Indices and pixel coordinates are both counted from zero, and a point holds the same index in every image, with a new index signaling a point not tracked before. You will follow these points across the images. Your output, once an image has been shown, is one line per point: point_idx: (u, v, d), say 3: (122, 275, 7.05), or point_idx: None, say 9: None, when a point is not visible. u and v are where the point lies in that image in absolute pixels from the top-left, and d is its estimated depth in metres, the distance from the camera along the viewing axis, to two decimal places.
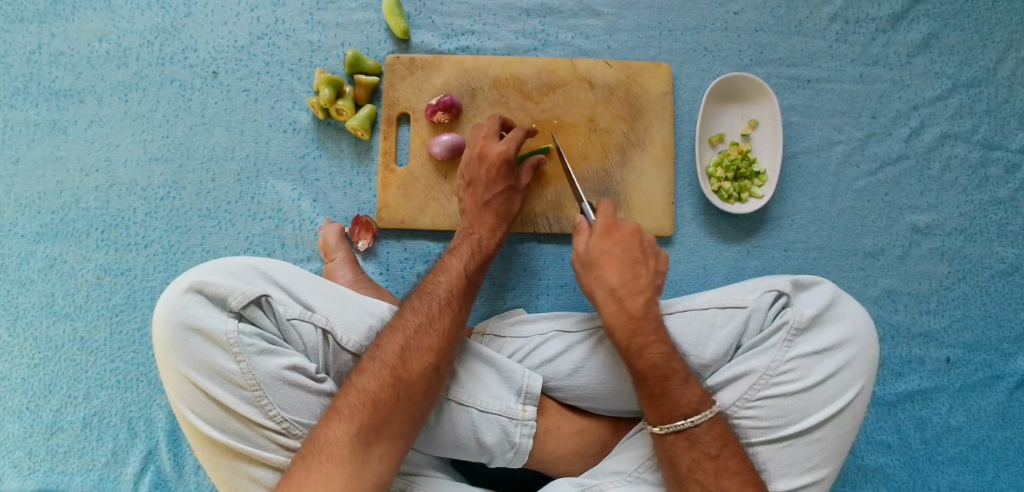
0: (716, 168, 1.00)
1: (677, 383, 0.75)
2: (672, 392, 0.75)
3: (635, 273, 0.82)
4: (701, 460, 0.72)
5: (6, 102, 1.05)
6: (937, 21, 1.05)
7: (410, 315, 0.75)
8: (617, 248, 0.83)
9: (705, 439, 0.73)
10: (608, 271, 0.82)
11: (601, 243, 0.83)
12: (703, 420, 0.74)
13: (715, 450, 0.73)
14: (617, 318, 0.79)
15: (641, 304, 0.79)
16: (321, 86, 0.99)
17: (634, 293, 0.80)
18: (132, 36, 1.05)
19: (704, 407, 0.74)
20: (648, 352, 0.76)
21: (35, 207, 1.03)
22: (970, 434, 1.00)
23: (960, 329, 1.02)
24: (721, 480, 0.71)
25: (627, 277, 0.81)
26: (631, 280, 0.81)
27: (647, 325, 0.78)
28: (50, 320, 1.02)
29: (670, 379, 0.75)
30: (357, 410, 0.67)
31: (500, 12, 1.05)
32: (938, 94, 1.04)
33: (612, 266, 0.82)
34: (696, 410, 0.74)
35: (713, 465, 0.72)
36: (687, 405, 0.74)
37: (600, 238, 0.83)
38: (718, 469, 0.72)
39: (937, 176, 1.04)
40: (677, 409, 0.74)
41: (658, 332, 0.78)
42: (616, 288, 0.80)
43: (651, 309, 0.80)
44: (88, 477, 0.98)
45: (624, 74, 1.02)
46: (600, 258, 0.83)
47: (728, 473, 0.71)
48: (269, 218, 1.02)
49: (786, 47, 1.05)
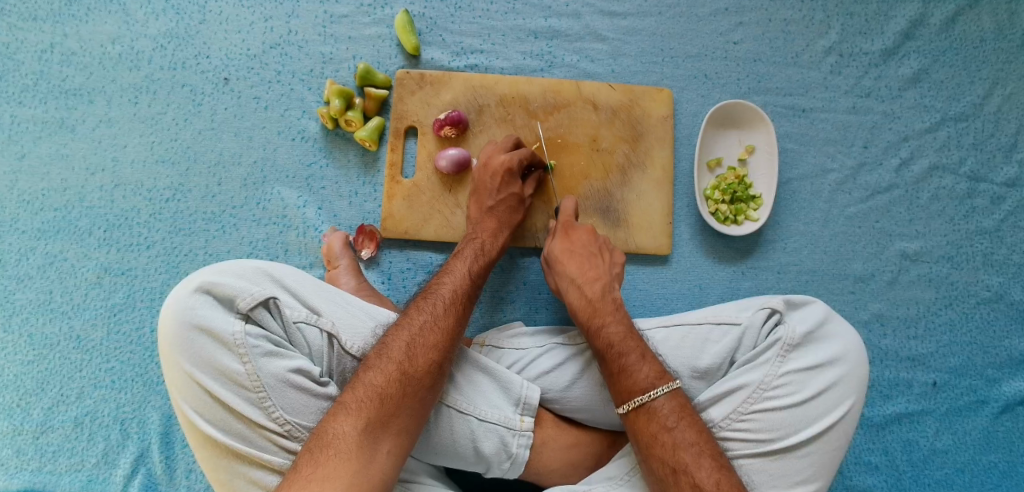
0: (713, 190, 1.03)
1: (634, 359, 0.80)
2: (629, 368, 0.79)
3: (593, 263, 0.91)
4: (659, 434, 0.75)
5: (16, 99, 1.06)
6: (927, 57, 1.10)
7: (415, 314, 0.79)
8: (578, 246, 0.92)
9: (663, 412, 0.76)
10: (569, 265, 0.90)
11: (563, 242, 0.92)
12: (662, 394, 0.76)
13: (671, 423, 0.75)
14: (578, 303, 0.87)
15: (598, 289, 0.88)
16: (331, 97, 1.01)
17: (591, 280, 0.89)
18: (145, 40, 1.07)
19: (665, 380, 0.78)
20: (606, 332, 0.83)
21: (38, 205, 1.04)
22: (954, 457, 1.02)
23: (947, 354, 1.05)
24: (678, 453, 0.73)
25: (585, 267, 0.90)
26: (588, 269, 0.90)
27: (604, 308, 0.86)
28: (48, 317, 1.02)
29: (627, 355, 0.80)
30: (365, 405, 0.70)
31: (509, 33, 1.08)
32: (928, 126, 1.08)
33: (572, 260, 0.91)
34: (655, 384, 0.77)
35: (670, 438, 0.74)
36: (643, 380, 0.78)
37: (561, 238, 0.93)
38: (674, 443, 0.74)
39: (926, 205, 1.07)
40: (636, 385, 0.78)
41: (615, 313, 0.85)
42: (575, 277, 0.89)
43: (609, 295, 0.88)
44: (76, 478, 0.98)
45: (628, 97, 1.05)
46: (563, 253, 0.91)
47: (685, 446, 0.73)
48: (273, 224, 1.03)
49: (783, 76, 1.09)
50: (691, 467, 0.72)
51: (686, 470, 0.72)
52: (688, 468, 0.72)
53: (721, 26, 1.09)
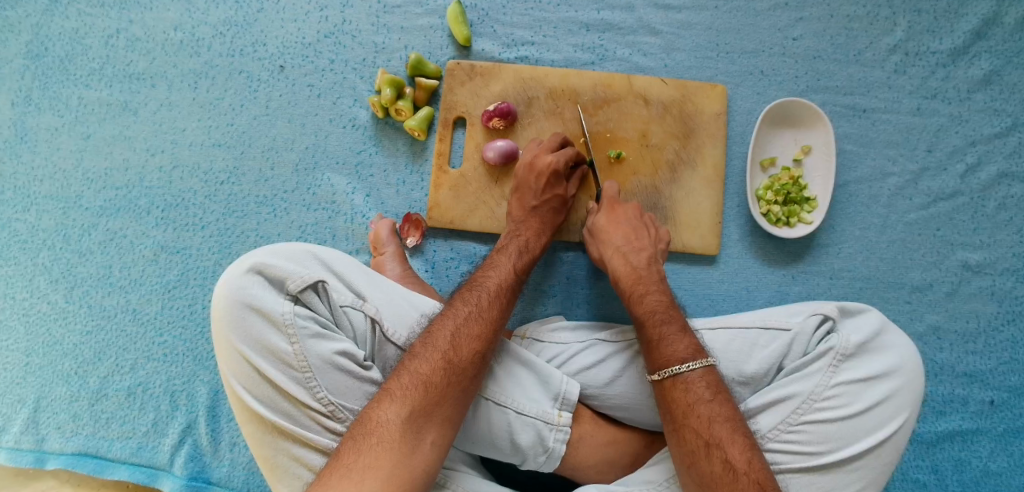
0: (766, 191, 1.00)
1: (675, 329, 0.80)
2: (668, 337, 0.79)
3: (638, 235, 0.92)
4: (696, 405, 0.73)
5: (83, 81, 1.11)
6: (1000, 58, 1.04)
7: (460, 305, 0.79)
8: (623, 219, 0.93)
9: (699, 384, 0.74)
10: (614, 235, 0.92)
11: (608, 215, 0.94)
12: (699, 366, 0.75)
13: (709, 395, 0.74)
14: (622, 271, 0.89)
15: (643, 259, 0.90)
16: (383, 86, 1.02)
17: (637, 251, 0.91)
18: (206, 27, 1.10)
19: (701, 355, 0.77)
20: (650, 297, 0.85)
21: (100, 183, 1.09)
22: (1010, 481, 0.98)
23: (1007, 372, 1.00)
24: (714, 426, 0.71)
25: (632, 238, 0.92)
26: (634, 241, 0.91)
27: (648, 276, 0.88)
28: (107, 290, 1.06)
29: (668, 323, 0.81)
30: (410, 393, 0.70)
31: (561, 25, 1.07)
32: (997, 131, 1.03)
33: (618, 231, 0.92)
34: (692, 357, 0.76)
35: (707, 411, 0.72)
36: (683, 350, 0.77)
37: (606, 212, 0.94)
38: (710, 415, 0.72)
39: (992, 214, 1.02)
40: (674, 354, 0.77)
41: (658, 283, 0.88)
42: (620, 246, 0.91)
43: (653, 266, 0.90)
44: (127, 444, 1.02)
45: (680, 92, 1.03)
46: (609, 225, 0.93)
47: (720, 420, 0.71)
48: (322, 210, 1.05)
49: (843, 75, 1.05)
50: (725, 442, 0.70)
51: (719, 444, 0.70)
52: (722, 442, 0.70)
53: (779, 21, 1.06)
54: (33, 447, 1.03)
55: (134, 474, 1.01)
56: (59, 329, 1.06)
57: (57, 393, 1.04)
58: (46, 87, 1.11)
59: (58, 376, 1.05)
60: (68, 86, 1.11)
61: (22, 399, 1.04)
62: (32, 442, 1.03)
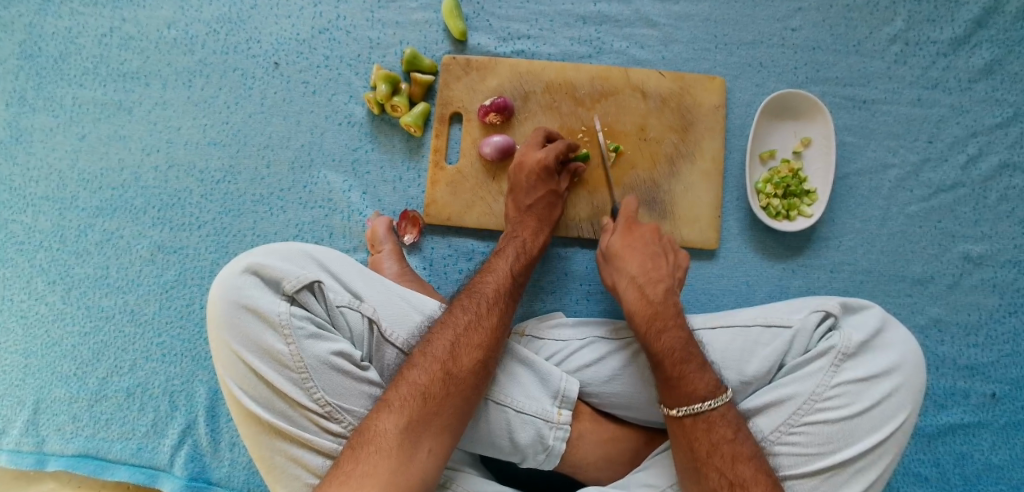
0: (765, 184, 1.00)
1: (694, 367, 0.77)
2: (689, 375, 0.76)
3: (656, 263, 0.86)
4: (719, 445, 0.73)
5: (77, 80, 1.10)
6: (1001, 47, 1.03)
7: (460, 312, 0.79)
8: (638, 243, 0.89)
9: (722, 424, 0.74)
10: (629, 263, 0.87)
11: (624, 239, 0.90)
12: (719, 404, 0.75)
13: (732, 434, 0.73)
14: (637, 305, 0.83)
15: (660, 291, 0.84)
16: (378, 82, 1.01)
17: (653, 282, 0.85)
18: (199, 24, 1.09)
19: (720, 391, 0.76)
20: (668, 335, 0.79)
21: (96, 183, 1.08)
22: (1011, 473, 0.97)
23: (1008, 364, 0.99)
24: (738, 467, 0.71)
25: (648, 267, 0.86)
26: (650, 269, 0.86)
27: (666, 311, 0.82)
28: (104, 291, 1.06)
29: (688, 362, 0.77)
30: (408, 403, 0.70)
31: (557, 18, 1.06)
32: (998, 121, 1.02)
33: (633, 258, 0.87)
34: (712, 394, 0.75)
35: (730, 449, 0.72)
36: (703, 388, 0.75)
37: (623, 235, 0.90)
38: (734, 455, 0.72)
39: (993, 205, 1.01)
40: (694, 391, 0.75)
41: (676, 317, 0.82)
42: (636, 275, 0.86)
43: (670, 297, 0.84)
44: (127, 445, 1.02)
45: (678, 85, 1.02)
46: (624, 251, 0.88)
47: (744, 459, 0.72)
48: (319, 208, 1.05)
49: (843, 66, 1.04)
50: (749, 482, 0.70)
51: (744, 484, 0.70)
52: (746, 483, 0.70)
53: (779, 12, 1.05)
54: (33, 449, 1.02)
55: (134, 475, 1.00)
56: (57, 331, 1.05)
57: (56, 395, 1.04)
58: (40, 87, 1.10)
59: (57, 378, 1.04)
60: (62, 86, 1.10)
61: (21, 401, 1.04)
62: (33, 444, 1.03)
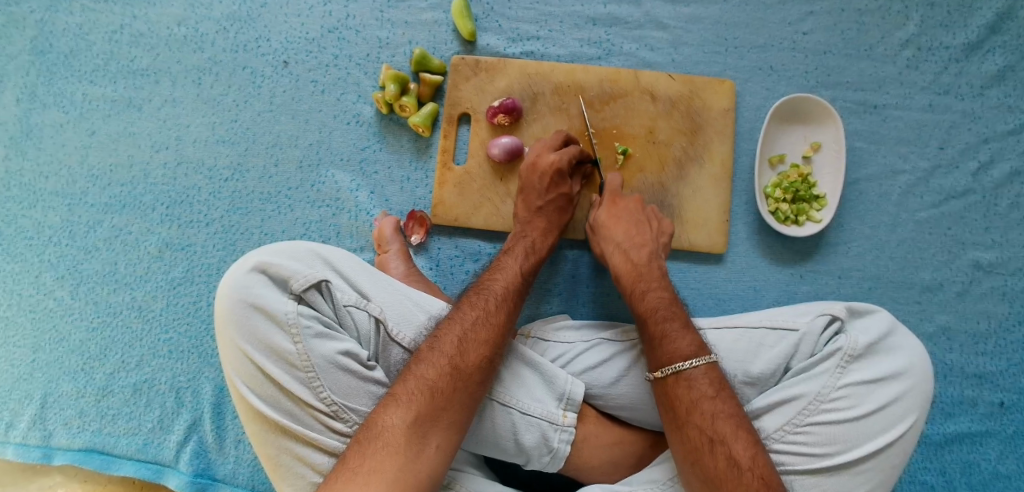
0: (774, 189, 0.99)
1: (677, 325, 0.80)
2: (671, 334, 0.78)
3: (641, 230, 0.91)
4: (700, 402, 0.72)
5: (87, 77, 1.10)
6: (1014, 53, 1.02)
7: (467, 309, 0.79)
8: (624, 213, 0.93)
9: (702, 381, 0.74)
10: (615, 230, 0.91)
11: (609, 209, 0.93)
12: (702, 363, 0.75)
13: (712, 392, 0.73)
14: (622, 267, 0.88)
15: (644, 255, 0.89)
16: (386, 81, 1.01)
17: (637, 246, 0.90)
18: (209, 22, 1.10)
19: (703, 353, 0.76)
20: (651, 296, 0.84)
21: (105, 179, 1.08)
22: (1018, 483, 0.96)
23: (1017, 373, 0.99)
24: (717, 422, 0.70)
25: (633, 233, 0.91)
26: (636, 235, 0.90)
27: (649, 273, 0.87)
28: (113, 287, 1.06)
29: (671, 321, 0.80)
30: (415, 398, 0.70)
31: (567, 20, 1.06)
32: (1011, 128, 1.01)
33: (618, 226, 0.91)
34: (695, 354, 0.76)
35: (711, 406, 0.72)
36: (686, 347, 0.76)
37: (607, 207, 0.94)
38: (715, 412, 0.71)
39: (1004, 213, 1.00)
40: (677, 351, 0.76)
41: (659, 279, 0.87)
42: (621, 242, 0.90)
43: (654, 261, 0.89)
44: (133, 441, 1.02)
45: (687, 88, 1.02)
46: (610, 220, 0.92)
47: (724, 416, 0.71)
48: (327, 207, 1.05)
49: (854, 71, 1.03)
50: (729, 438, 0.69)
51: (723, 440, 0.69)
52: (726, 438, 0.69)
53: (790, 16, 1.04)
54: (40, 443, 1.03)
55: (140, 471, 1.01)
56: (65, 326, 1.06)
57: (63, 389, 1.04)
58: (51, 83, 1.10)
59: (64, 372, 1.05)
60: (72, 82, 1.10)
61: (29, 395, 1.05)
62: (39, 438, 1.03)
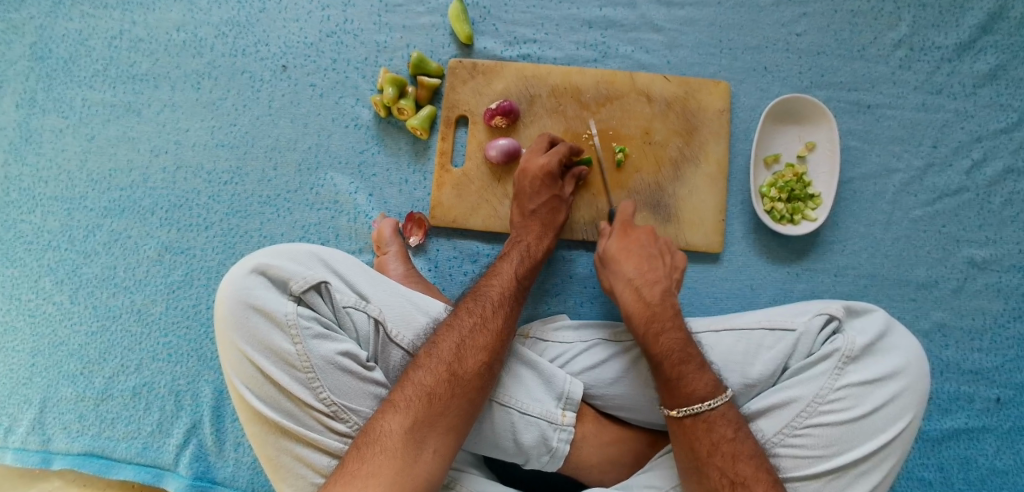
0: (769, 188, 1.00)
1: (693, 368, 0.77)
2: (687, 376, 0.77)
3: (652, 265, 0.88)
4: (720, 444, 0.73)
5: (86, 82, 1.11)
6: (1006, 52, 1.03)
7: (464, 316, 0.79)
8: (635, 246, 0.90)
9: (721, 423, 0.74)
10: (627, 267, 0.88)
11: (620, 244, 0.90)
12: (719, 403, 0.75)
13: (732, 433, 0.74)
14: (634, 307, 0.85)
15: (656, 292, 0.85)
16: (384, 85, 1.02)
17: (650, 284, 0.86)
18: (208, 27, 1.10)
19: (721, 391, 0.76)
20: (666, 336, 0.80)
21: (104, 184, 1.09)
22: (1015, 478, 0.97)
23: (1013, 369, 0.99)
24: (738, 465, 0.72)
25: (644, 269, 0.87)
26: (647, 271, 0.87)
27: (663, 312, 0.83)
28: (112, 291, 1.07)
29: (686, 363, 0.78)
30: (413, 404, 0.71)
31: (563, 23, 1.07)
32: (1003, 126, 1.02)
33: (630, 260, 0.88)
34: (712, 394, 0.75)
35: (731, 448, 0.73)
36: (702, 389, 0.76)
37: (619, 238, 0.91)
38: (734, 454, 0.72)
39: (997, 210, 1.01)
40: (694, 392, 0.76)
41: (673, 319, 0.83)
42: (633, 278, 0.87)
43: (667, 299, 0.85)
44: (132, 445, 1.02)
45: (683, 89, 1.03)
46: (620, 253, 0.90)
47: (744, 458, 0.72)
48: (325, 209, 1.05)
49: (848, 71, 1.05)
50: (750, 480, 0.71)
51: (745, 483, 0.70)
52: (747, 481, 0.71)
53: (784, 17, 1.06)
54: (40, 447, 1.03)
55: (140, 474, 1.01)
56: (65, 329, 1.06)
57: (63, 394, 1.05)
58: (50, 89, 1.11)
59: (64, 376, 1.05)
60: (72, 87, 1.11)
61: (28, 399, 1.05)
62: (39, 442, 1.03)
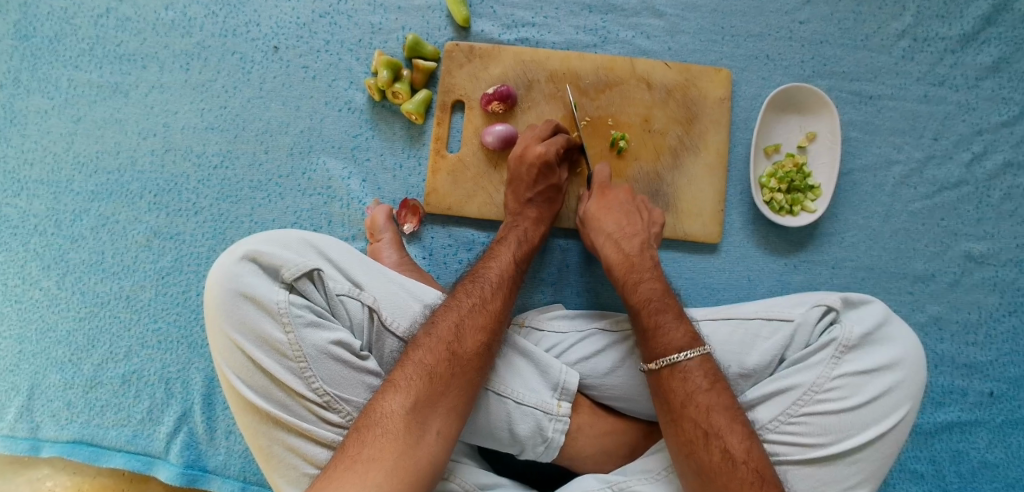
0: (769, 179, 0.99)
1: (670, 317, 0.79)
2: (664, 325, 0.78)
3: (631, 220, 0.91)
4: (694, 395, 0.72)
5: (72, 62, 1.08)
6: (1009, 44, 1.02)
7: (463, 297, 0.78)
8: (614, 204, 0.92)
9: (697, 374, 0.74)
10: (606, 221, 0.91)
11: (599, 202, 0.92)
12: (695, 355, 0.75)
13: (707, 385, 0.73)
14: (615, 258, 0.88)
15: (636, 244, 0.89)
16: (379, 67, 0.99)
17: (629, 237, 0.89)
18: (197, 7, 1.07)
19: (698, 343, 0.76)
20: (643, 286, 0.84)
21: (91, 167, 1.06)
22: (1006, 472, 0.97)
23: (1007, 363, 0.99)
24: (712, 416, 0.71)
25: (624, 224, 0.90)
26: (626, 226, 0.90)
27: (642, 263, 0.87)
28: (100, 277, 1.05)
29: (663, 312, 0.80)
30: (414, 383, 0.69)
31: (563, 6, 1.05)
32: (1004, 120, 1.01)
33: (610, 216, 0.91)
34: (689, 345, 0.76)
35: (706, 399, 0.72)
36: (679, 339, 0.77)
37: (598, 198, 0.93)
38: (709, 405, 0.72)
39: (996, 204, 1.01)
40: (670, 343, 0.76)
41: (651, 269, 0.86)
42: (613, 232, 0.90)
43: (646, 251, 0.88)
44: (122, 432, 1.01)
45: (683, 76, 1.01)
46: (600, 210, 0.92)
47: (719, 409, 0.71)
48: (319, 195, 1.03)
49: (850, 61, 1.03)
50: (724, 431, 0.70)
51: (718, 434, 0.70)
52: (720, 431, 0.70)
53: (786, 5, 1.04)
54: (28, 435, 1.01)
55: (129, 462, 0.99)
56: (52, 315, 1.04)
57: (51, 381, 1.03)
58: (35, 69, 1.08)
59: (52, 363, 1.03)
60: (57, 67, 1.08)
61: (15, 386, 1.03)
62: (27, 430, 1.02)
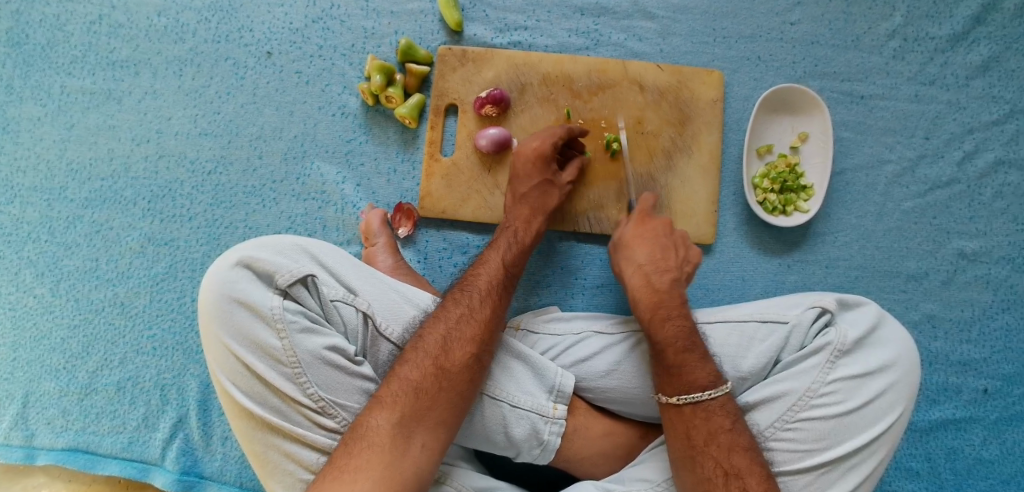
0: (762, 179, 0.99)
1: (694, 358, 0.77)
2: (689, 364, 0.76)
3: (665, 255, 0.87)
4: (717, 434, 0.72)
5: (64, 69, 1.08)
6: (998, 43, 1.03)
7: (452, 307, 0.78)
8: (648, 233, 0.89)
9: (719, 413, 0.74)
10: (638, 251, 0.88)
11: (637, 227, 0.91)
12: (720, 394, 0.74)
13: (729, 424, 0.73)
14: (641, 291, 0.85)
15: (666, 281, 0.85)
16: (372, 72, 1.00)
17: (660, 272, 0.86)
18: (190, 13, 1.07)
19: (720, 382, 0.75)
20: (671, 324, 0.80)
21: (85, 174, 1.06)
22: (1002, 468, 0.98)
23: (1001, 360, 1.00)
24: (733, 456, 0.71)
25: (657, 256, 0.87)
26: (659, 259, 0.87)
27: (670, 301, 0.83)
28: (94, 284, 1.04)
29: (689, 352, 0.77)
30: (400, 399, 0.70)
31: (555, 10, 1.05)
32: (995, 118, 1.02)
33: (642, 246, 0.88)
34: (714, 384, 0.75)
35: (728, 440, 0.72)
36: (704, 378, 0.75)
37: (636, 223, 0.91)
38: (730, 444, 0.72)
39: (988, 202, 1.01)
40: (695, 381, 0.75)
41: (672, 310, 0.82)
42: (642, 264, 0.87)
43: (677, 289, 0.85)
44: (118, 439, 1.00)
45: (676, 78, 1.01)
46: (634, 239, 0.90)
47: (740, 449, 0.71)
48: (313, 200, 1.03)
49: (841, 61, 1.04)
50: (744, 472, 0.70)
51: (738, 474, 0.70)
52: (741, 472, 0.70)
53: (777, 6, 1.04)
54: (23, 443, 1.01)
55: (126, 469, 0.99)
56: (46, 322, 1.04)
57: (45, 388, 1.03)
58: (27, 76, 1.08)
59: (47, 371, 1.03)
60: (50, 74, 1.08)
61: (10, 394, 1.03)
62: (22, 437, 1.01)
